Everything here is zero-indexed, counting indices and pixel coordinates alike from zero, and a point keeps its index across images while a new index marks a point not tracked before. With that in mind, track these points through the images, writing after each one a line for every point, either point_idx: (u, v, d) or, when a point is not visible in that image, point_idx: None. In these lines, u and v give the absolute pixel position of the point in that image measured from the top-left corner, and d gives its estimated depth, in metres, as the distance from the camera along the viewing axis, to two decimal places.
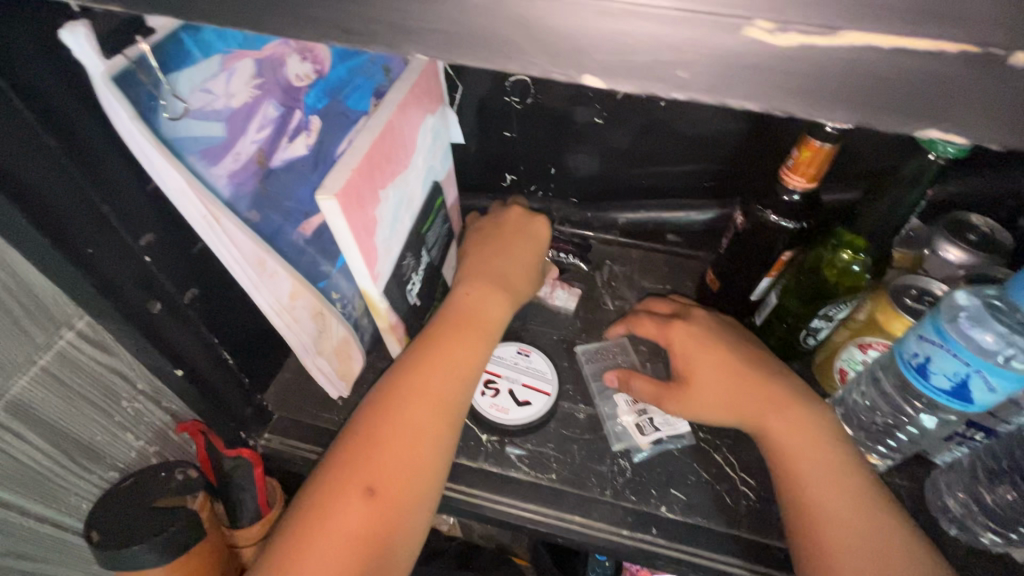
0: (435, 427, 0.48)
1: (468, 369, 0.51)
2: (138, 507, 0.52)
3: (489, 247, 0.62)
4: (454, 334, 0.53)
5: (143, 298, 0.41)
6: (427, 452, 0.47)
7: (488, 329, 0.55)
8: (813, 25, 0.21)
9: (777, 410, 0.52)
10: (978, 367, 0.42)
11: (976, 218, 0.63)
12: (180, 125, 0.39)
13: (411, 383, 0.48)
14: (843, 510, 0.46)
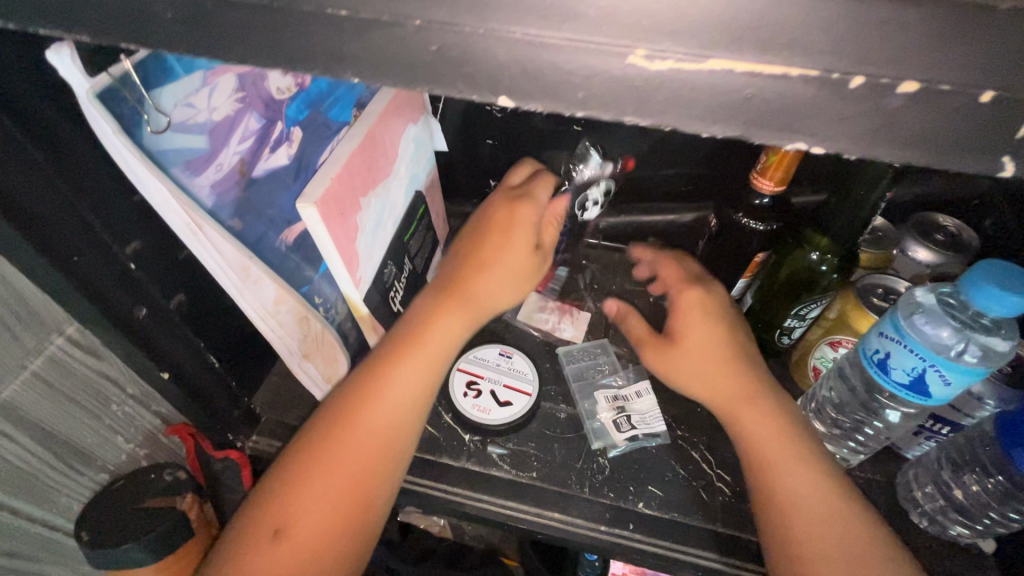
0: (389, 443, 0.48)
1: (424, 387, 0.51)
2: (128, 507, 0.53)
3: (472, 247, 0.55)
4: (411, 350, 0.51)
5: (129, 304, 0.43)
6: (376, 469, 0.47)
7: (447, 343, 0.53)
8: (683, 53, 0.23)
9: (748, 401, 0.53)
10: (932, 362, 0.44)
11: (943, 218, 0.65)
12: (164, 138, 0.41)
13: (362, 404, 0.48)
14: (810, 501, 0.48)
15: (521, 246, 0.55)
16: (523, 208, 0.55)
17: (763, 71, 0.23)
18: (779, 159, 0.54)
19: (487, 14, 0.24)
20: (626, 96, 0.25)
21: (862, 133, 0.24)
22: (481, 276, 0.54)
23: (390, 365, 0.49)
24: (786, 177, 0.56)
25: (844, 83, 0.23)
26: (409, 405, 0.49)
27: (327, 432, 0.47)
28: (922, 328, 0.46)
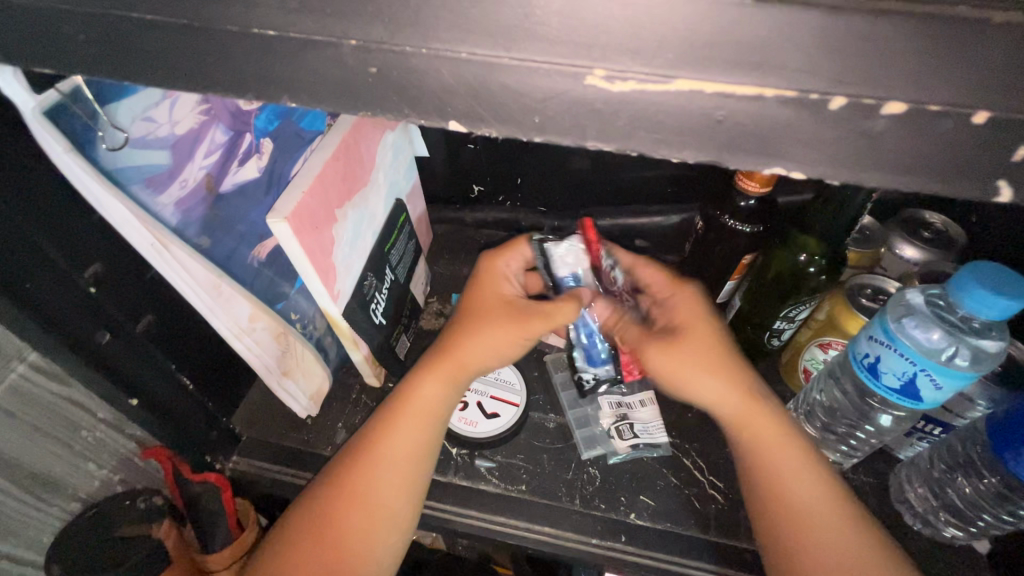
0: (382, 506, 0.50)
1: (413, 453, 0.52)
2: (101, 537, 0.52)
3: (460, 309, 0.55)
4: (397, 419, 0.52)
5: (90, 329, 0.41)
6: (371, 529, 0.49)
7: (432, 408, 0.53)
8: (645, 72, 0.22)
9: (755, 404, 0.50)
10: (923, 366, 0.43)
11: (929, 215, 0.64)
12: (122, 156, 0.39)
13: (356, 474, 0.50)
14: (815, 513, 0.47)
15: (500, 301, 0.55)
16: (499, 266, 0.57)
17: (734, 91, 0.22)
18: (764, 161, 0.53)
19: (448, 25, 0.22)
20: (596, 109, 0.24)
21: (846, 144, 0.23)
22: (464, 330, 0.54)
23: (381, 432, 0.52)
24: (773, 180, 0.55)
25: (824, 105, 0.22)
26: (402, 468, 0.51)
27: (325, 494, 0.50)
28: (912, 332, 0.46)
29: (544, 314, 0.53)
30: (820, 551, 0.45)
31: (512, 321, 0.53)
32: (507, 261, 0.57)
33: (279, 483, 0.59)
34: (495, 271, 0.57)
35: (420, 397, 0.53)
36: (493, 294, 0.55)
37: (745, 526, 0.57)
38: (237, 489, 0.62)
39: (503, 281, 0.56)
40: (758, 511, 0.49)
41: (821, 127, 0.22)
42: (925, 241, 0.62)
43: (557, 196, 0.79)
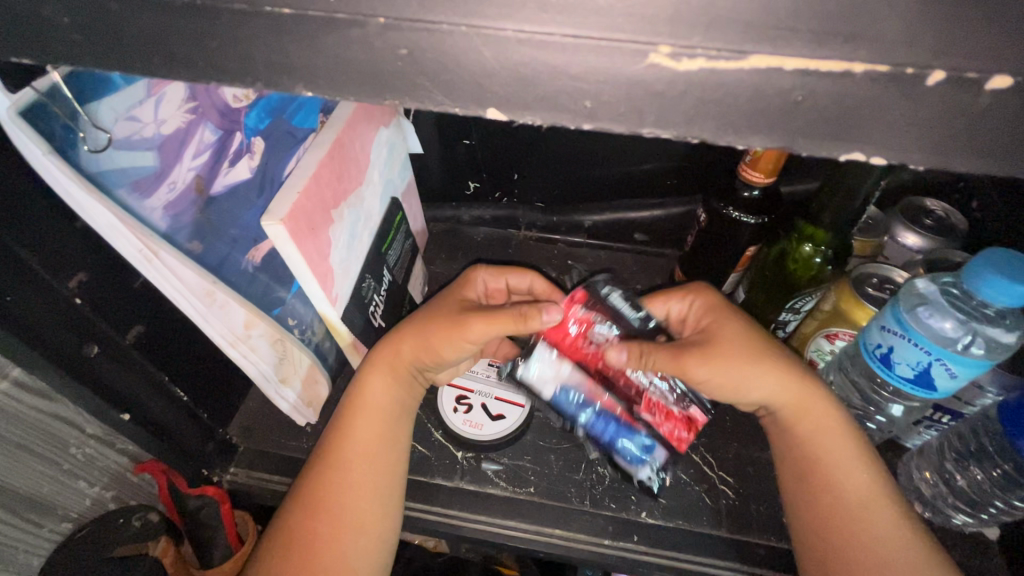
0: (350, 508, 0.49)
1: (376, 449, 0.52)
2: (94, 558, 0.49)
3: (412, 322, 0.54)
4: (356, 418, 0.52)
5: (77, 342, 0.39)
6: (343, 534, 0.48)
7: (395, 406, 0.54)
8: (713, 49, 0.20)
9: (806, 398, 0.50)
10: (938, 356, 0.42)
11: (930, 202, 0.64)
12: (105, 157, 0.37)
13: (322, 476, 0.50)
14: (864, 507, 0.48)
15: (457, 303, 0.56)
16: (470, 275, 0.59)
17: (817, 69, 0.20)
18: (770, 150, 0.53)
19: (467, 7, 0.21)
20: (621, 95, 0.22)
21: (887, 125, 0.21)
22: (406, 335, 0.53)
23: (339, 434, 0.52)
24: (777, 169, 0.55)
25: (920, 83, 0.20)
26: (369, 465, 0.51)
27: (295, 505, 0.49)
28: (925, 320, 0.45)
29: (483, 317, 0.51)
30: (868, 545, 0.46)
31: (455, 318, 0.52)
32: (489, 278, 0.59)
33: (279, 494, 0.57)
34: (467, 280, 0.59)
35: (373, 395, 0.53)
36: (454, 297, 0.57)
37: (757, 521, 0.56)
38: (235, 501, 0.60)
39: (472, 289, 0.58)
40: (801, 508, 0.49)
41: (862, 112, 0.21)
42: (926, 229, 0.61)
43: (555, 191, 0.78)
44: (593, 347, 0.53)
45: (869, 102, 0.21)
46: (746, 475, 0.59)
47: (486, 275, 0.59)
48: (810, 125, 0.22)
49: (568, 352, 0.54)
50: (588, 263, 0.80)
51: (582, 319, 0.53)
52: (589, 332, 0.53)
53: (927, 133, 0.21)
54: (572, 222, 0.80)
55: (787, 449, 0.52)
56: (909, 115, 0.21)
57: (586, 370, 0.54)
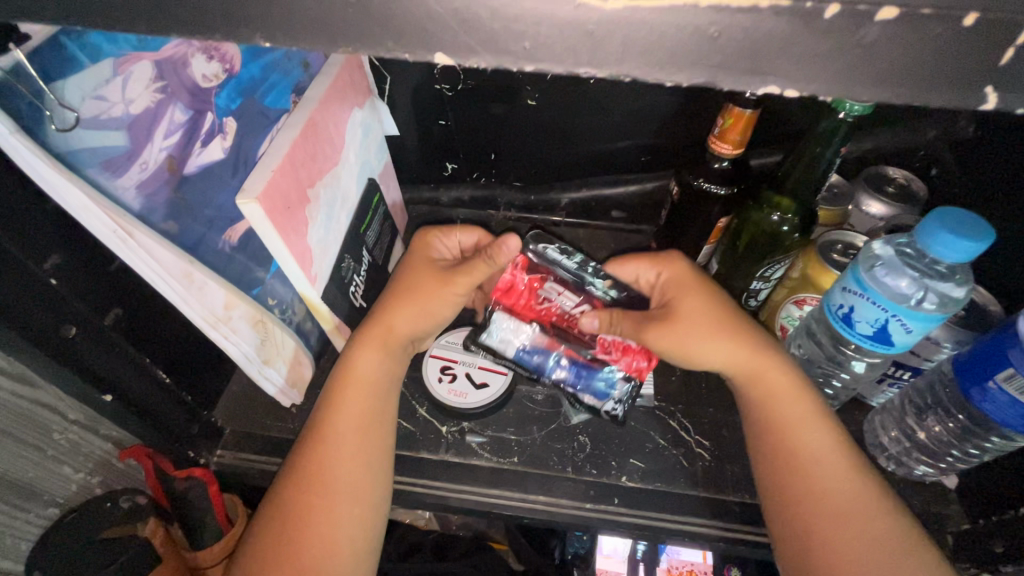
0: (341, 477, 0.50)
1: (370, 417, 0.53)
2: (82, 540, 0.50)
3: (393, 293, 0.57)
4: (346, 389, 0.53)
5: (55, 323, 0.39)
6: (336, 505, 0.49)
7: (381, 377, 0.55)
8: None
9: (766, 360, 0.53)
10: (894, 312, 0.45)
11: (894, 170, 0.66)
12: (74, 137, 0.37)
13: (317, 446, 0.51)
14: (824, 460, 0.50)
15: (425, 268, 0.58)
16: (424, 243, 0.60)
17: (729, 4, 0.21)
18: (736, 121, 0.55)
19: None
20: (575, 49, 0.24)
21: (798, 59, 0.23)
22: (391, 306, 0.56)
23: (330, 406, 0.53)
24: (745, 141, 0.57)
25: (818, 15, 0.21)
26: (358, 440, 0.52)
27: (287, 480, 0.50)
28: (881, 278, 0.47)
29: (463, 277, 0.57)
30: (833, 496, 0.48)
31: (436, 282, 0.57)
32: (436, 238, 0.60)
33: (268, 474, 0.58)
34: (421, 247, 0.60)
35: (363, 366, 0.54)
36: (418, 264, 0.59)
37: (732, 480, 0.59)
38: (224, 483, 0.61)
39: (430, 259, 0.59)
40: (766, 455, 0.52)
41: (778, 46, 0.23)
42: (889, 197, 0.64)
43: (532, 170, 0.79)
44: (546, 304, 0.60)
45: (780, 38, 0.22)
46: (720, 437, 0.62)
47: (436, 238, 0.60)
48: (734, 70, 0.23)
49: (524, 312, 0.60)
50: (566, 241, 0.81)
51: (527, 282, 0.59)
52: (538, 291, 0.59)
53: (861, 79, 0.23)
54: (549, 201, 0.81)
55: (753, 406, 0.54)
56: (837, 54, 0.22)
57: (543, 327, 0.60)
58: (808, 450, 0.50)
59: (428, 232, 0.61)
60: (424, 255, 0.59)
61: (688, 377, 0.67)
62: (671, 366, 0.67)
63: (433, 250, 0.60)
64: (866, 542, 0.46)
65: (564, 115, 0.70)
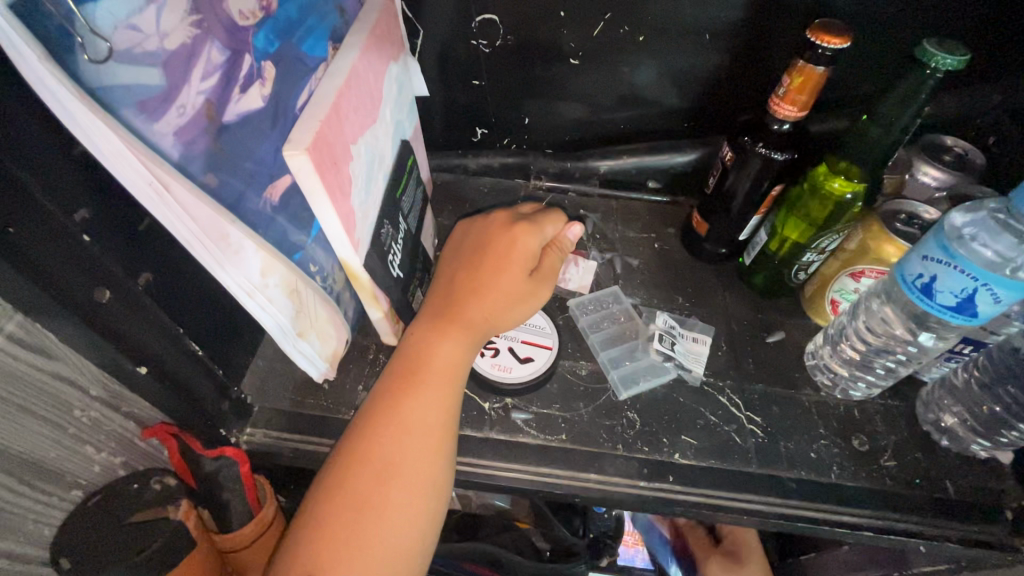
0: (411, 474, 0.47)
1: (445, 414, 0.50)
2: (112, 526, 0.46)
3: (479, 283, 0.54)
4: (422, 381, 0.50)
5: (87, 285, 0.35)
6: (399, 498, 0.46)
7: (456, 373, 0.51)
8: None
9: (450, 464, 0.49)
10: (985, 281, 0.43)
11: (950, 140, 0.63)
12: (107, 71, 0.32)
13: (390, 436, 0.48)
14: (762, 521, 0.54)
15: (520, 269, 0.54)
16: (521, 241, 0.55)
17: None
18: (805, 80, 0.52)
19: None
20: None
21: None
22: (481, 302, 0.53)
23: (404, 395, 0.49)
24: (811, 102, 0.54)
25: None
26: (429, 432, 0.49)
27: (347, 467, 0.47)
28: (969, 246, 0.45)
29: (548, 274, 0.57)
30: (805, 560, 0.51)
31: (531, 284, 0.55)
32: (530, 238, 0.56)
33: (300, 455, 0.55)
34: (515, 245, 0.55)
35: (442, 357, 0.51)
36: (513, 263, 0.54)
37: (786, 457, 0.57)
38: (254, 463, 0.58)
39: (526, 257, 0.55)
40: None
41: None
42: (948, 165, 0.61)
43: (567, 135, 0.75)
44: None
45: None
46: (772, 413, 0.60)
47: (533, 237, 0.56)
48: None
49: None
50: (600, 212, 0.77)
51: None
52: None
53: None
54: (586, 168, 0.76)
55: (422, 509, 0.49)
56: None
57: None
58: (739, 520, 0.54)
59: (522, 229, 0.56)
60: (520, 253, 0.55)
61: (735, 352, 0.64)
62: (717, 341, 0.65)
63: (531, 250, 0.56)
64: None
65: (607, 73, 0.67)
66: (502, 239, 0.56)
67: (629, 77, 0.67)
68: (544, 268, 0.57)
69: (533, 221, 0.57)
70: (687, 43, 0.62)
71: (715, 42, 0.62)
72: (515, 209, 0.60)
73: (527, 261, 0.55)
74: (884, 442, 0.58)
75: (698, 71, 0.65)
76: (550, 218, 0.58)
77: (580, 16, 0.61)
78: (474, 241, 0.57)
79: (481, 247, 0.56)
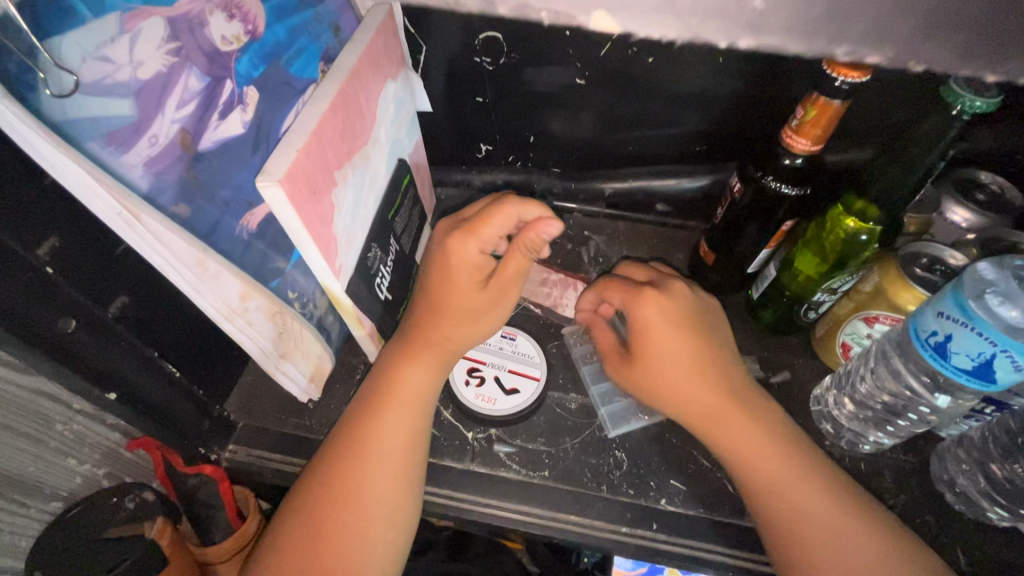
0: (373, 500, 0.47)
1: (409, 435, 0.50)
2: (88, 541, 0.47)
3: (428, 300, 0.53)
4: (380, 405, 0.50)
5: (52, 317, 0.35)
6: (359, 524, 0.46)
7: (419, 397, 0.51)
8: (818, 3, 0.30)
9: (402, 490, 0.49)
10: (1005, 347, 0.39)
11: (985, 175, 0.58)
12: (74, 104, 0.31)
13: (348, 461, 0.48)
14: (680, 377, 0.52)
15: (467, 285, 0.52)
16: (458, 251, 0.51)
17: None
18: (821, 113, 0.48)
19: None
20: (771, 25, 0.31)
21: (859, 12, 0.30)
22: (436, 320, 0.52)
23: (372, 421, 0.49)
24: (826, 136, 0.50)
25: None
26: (391, 458, 0.48)
27: (312, 495, 0.47)
28: (991, 306, 0.41)
29: (511, 279, 0.52)
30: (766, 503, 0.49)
31: (484, 295, 0.52)
32: (472, 241, 0.51)
33: (280, 475, 0.55)
34: (460, 250, 0.51)
35: (408, 382, 0.51)
36: (460, 272, 0.51)
37: None
38: (236, 478, 0.58)
39: (474, 264, 0.52)
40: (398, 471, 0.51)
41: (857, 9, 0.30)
42: (979, 204, 0.56)
43: (572, 155, 0.73)
44: None
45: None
46: None
47: (474, 241, 0.51)
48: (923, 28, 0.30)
49: None
50: (605, 234, 0.75)
51: None
52: None
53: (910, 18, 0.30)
54: (591, 189, 0.74)
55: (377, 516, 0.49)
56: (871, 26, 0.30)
57: None
58: (664, 365, 0.52)
59: (456, 238, 0.51)
60: (465, 260, 0.51)
61: None
62: None
63: (472, 259, 0.51)
64: (851, 556, 0.45)
65: (615, 93, 0.64)
66: (442, 252, 0.52)
67: (637, 99, 0.64)
68: (503, 275, 0.51)
69: (466, 225, 0.51)
70: (700, 66, 0.59)
71: (729, 65, 0.58)
72: (459, 214, 0.55)
73: (469, 275, 0.52)
74: (890, 502, 0.54)
75: (712, 94, 0.61)
76: (498, 218, 0.50)
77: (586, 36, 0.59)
78: (427, 258, 0.55)
79: (430, 263, 0.54)
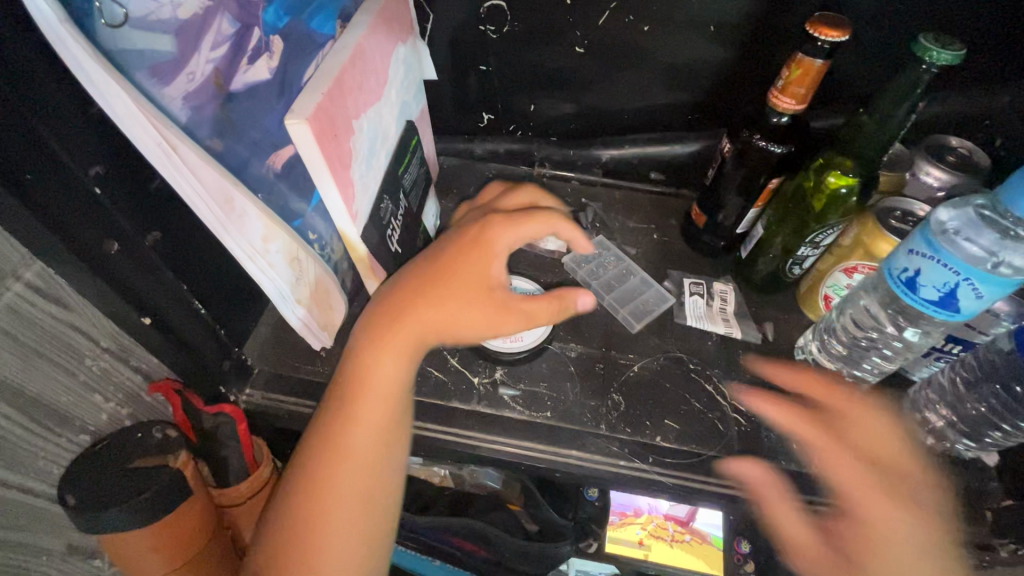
0: (363, 463, 0.49)
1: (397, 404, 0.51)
2: (113, 470, 0.49)
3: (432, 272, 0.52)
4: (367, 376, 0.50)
5: (97, 238, 0.37)
6: (351, 483, 0.49)
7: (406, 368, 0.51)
8: None
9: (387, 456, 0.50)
10: (968, 276, 0.43)
11: (955, 140, 0.62)
12: (123, 36, 0.34)
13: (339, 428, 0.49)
14: None
15: (475, 277, 0.52)
16: (486, 246, 0.53)
17: None
18: (804, 73, 0.52)
19: None
20: None
21: None
22: (435, 292, 0.51)
23: (359, 389, 0.50)
24: (809, 95, 0.54)
25: None
26: (379, 425, 0.50)
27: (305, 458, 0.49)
28: (954, 242, 0.45)
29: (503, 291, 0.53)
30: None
31: (485, 295, 0.51)
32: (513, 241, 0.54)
33: (296, 416, 0.57)
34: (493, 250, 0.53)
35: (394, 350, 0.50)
36: (486, 265, 0.53)
37: (768, 446, 0.58)
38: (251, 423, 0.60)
39: (498, 261, 0.53)
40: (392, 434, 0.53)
41: None
42: (952, 165, 0.60)
43: (571, 124, 0.76)
44: None
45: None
46: None
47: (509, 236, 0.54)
48: None
49: None
50: (602, 201, 0.78)
51: None
52: None
53: None
54: (589, 156, 0.77)
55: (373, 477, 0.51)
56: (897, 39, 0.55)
57: None
58: None
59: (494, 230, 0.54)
60: (484, 257, 0.53)
61: (726, 344, 0.65)
62: (707, 333, 0.66)
63: (497, 255, 0.53)
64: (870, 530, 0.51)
65: (614, 63, 0.67)
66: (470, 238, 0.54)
67: (633, 67, 0.68)
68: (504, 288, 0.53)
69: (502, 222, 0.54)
70: (693, 35, 0.63)
71: (720, 34, 0.62)
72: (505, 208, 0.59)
73: (484, 267, 0.53)
74: None
75: (704, 62, 0.65)
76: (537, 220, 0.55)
77: (586, 5, 0.63)
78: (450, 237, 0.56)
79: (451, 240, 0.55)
